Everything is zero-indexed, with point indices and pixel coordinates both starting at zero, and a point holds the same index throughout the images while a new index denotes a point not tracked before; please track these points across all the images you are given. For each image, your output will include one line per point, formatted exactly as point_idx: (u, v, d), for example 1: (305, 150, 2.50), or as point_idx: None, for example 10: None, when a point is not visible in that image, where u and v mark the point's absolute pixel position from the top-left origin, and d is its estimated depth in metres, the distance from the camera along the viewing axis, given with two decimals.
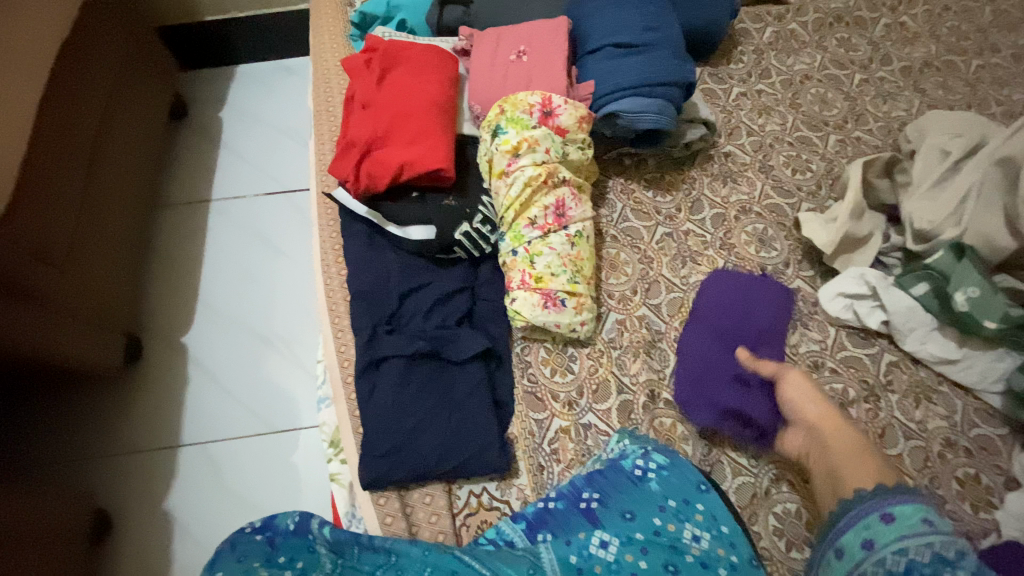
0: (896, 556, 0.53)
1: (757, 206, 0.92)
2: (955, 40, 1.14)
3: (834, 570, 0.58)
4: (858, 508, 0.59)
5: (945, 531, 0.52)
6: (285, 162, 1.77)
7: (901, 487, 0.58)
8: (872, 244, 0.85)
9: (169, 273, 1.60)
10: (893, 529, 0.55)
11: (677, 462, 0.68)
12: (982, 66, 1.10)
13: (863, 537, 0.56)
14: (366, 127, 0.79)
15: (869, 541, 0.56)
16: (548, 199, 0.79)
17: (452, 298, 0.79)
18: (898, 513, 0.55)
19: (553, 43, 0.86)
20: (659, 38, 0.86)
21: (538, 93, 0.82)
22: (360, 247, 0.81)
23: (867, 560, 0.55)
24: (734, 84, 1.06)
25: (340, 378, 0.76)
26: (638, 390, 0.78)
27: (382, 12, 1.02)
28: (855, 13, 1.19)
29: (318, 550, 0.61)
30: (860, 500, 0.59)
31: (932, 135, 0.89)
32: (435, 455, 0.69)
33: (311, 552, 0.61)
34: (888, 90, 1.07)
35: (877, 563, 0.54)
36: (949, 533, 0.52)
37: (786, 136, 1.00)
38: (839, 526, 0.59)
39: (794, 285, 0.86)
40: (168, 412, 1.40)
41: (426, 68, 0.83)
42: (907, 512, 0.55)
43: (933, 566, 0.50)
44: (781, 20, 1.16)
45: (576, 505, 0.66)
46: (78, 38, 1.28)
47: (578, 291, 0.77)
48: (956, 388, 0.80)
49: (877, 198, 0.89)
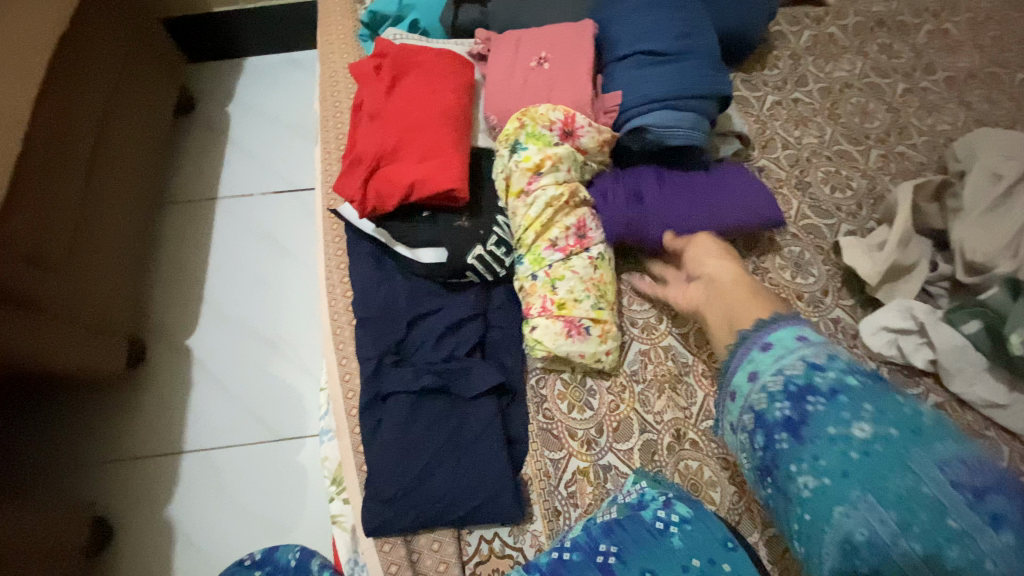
0: (774, 377, 0.52)
1: (792, 227, 0.86)
2: (1005, 49, 1.06)
3: (731, 412, 0.56)
4: (741, 347, 0.57)
5: (815, 343, 0.53)
6: (293, 160, 1.72)
7: (782, 313, 0.58)
8: (918, 273, 0.78)
9: (174, 274, 1.56)
10: (771, 354, 0.54)
11: (701, 515, 0.61)
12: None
13: (748, 372, 0.55)
14: (375, 141, 0.74)
15: (752, 373, 0.54)
16: (569, 220, 0.73)
17: (464, 326, 0.74)
18: (775, 339, 0.55)
19: (578, 50, 0.80)
20: (693, 45, 0.79)
21: (561, 109, 0.76)
22: (368, 268, 0.76)
23: (751, 393, 0.53)
24: (768, 92, 0.99)
25: (345, 409, 0.72)
26: (662, 429, 0.73)
27: (394, 12, 0.96)
28: (898, 17, 1.11)
29: None
30: (745, 335, 0.58)
31: (984, 155, 0.82)
32: (445, 499, 0.64)
33: None
34: (933, 101, 0.99)
35: (760, 390, 0.52)
36: (820, 343, 0.53)
37: (824, 150, 0.93)
38: (729, 370, 0.58)
39: (833, 315, 0.80)
40: (171, 418, 1.37)
41: (441, 76, 0.77)
42: (783, 336, 0.55)
43: (807, 376, 0.50)
44: (819, 22, 1.08)
45: (593, 559, 0.60)
46: (77, 31, 1.23)
47: (601, 320, 0.72)
48: (1003, 433, 0.73)
49: (925, 223, 0.82)
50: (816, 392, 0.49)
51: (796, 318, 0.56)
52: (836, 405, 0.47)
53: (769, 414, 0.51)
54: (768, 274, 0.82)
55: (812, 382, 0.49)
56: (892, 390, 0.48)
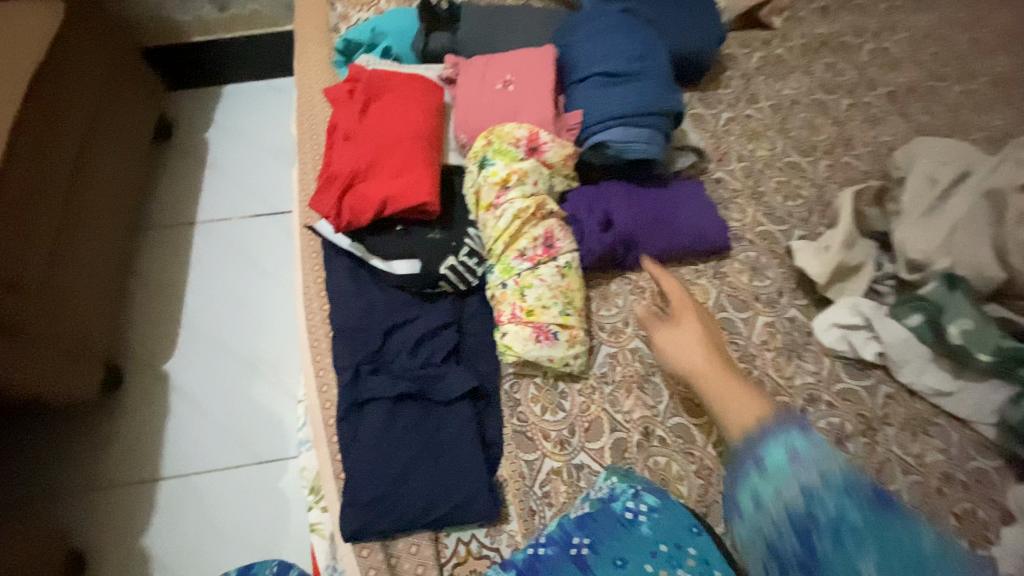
0: (779, 505, 0.49)
1: (748, 234, 0.91)
2: (938, 66, 1.15)
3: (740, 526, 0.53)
4: (741, 454, 0.54)
5: (815, 457, 0.50)
6: (272, 183, 1.74)
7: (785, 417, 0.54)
8: (864, 272, 0.83)
9: (153, 298, 1.56)
10: (771, 477, 0.51)
11: (668, 503, 0.65)
12: (966, 91, 1.11)
13: (752, 495, 0.51)
14: (349, 159, 0.77)
15: (756, 496, 0.51)
16: (537, 231, 0.77)
17: (438, 334, 0.76)
18: (768, 453, 0.52)
19: (541, 73, 0.86)
20: (647, 67, 0.85)
21: (526, 127, 0.81)
22: (343, 281, 0.78)
23: (759, 519, 0.50)
24: (723, 109, 1.06)
25: (323, 420, 0.73)
26: (631, 427, 0.76)
27: (367, 39, 1.00)
28: (841, 38, 1.19)
29: None
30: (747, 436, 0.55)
31: (921, 162, 0.88)
32: (421, 502, 0.66)
33: None
34: (875, 115, 1.07)
35: (768, 518, 0.50)
36: (819, 454, 0.50)
37: (776, 162, 0.99)
38: (732, 478, 0.54)
39: (788, 314, 0.84)
40: (148, 444, 1.35)
41: (412, 98, 0.82)
42: (775, 449, 0.52)
43: (811, 509, 0.48)
44: (768, 44, 1.16)
45: (566, 552, 0.62)
46: (53, 63, 1.26)
47: (570, 324, 0.75)
48: (953, 420, 0.78)
49: (868, 226, 0.88)
50: (820, 526, 0.47)
51: (794, 423, 0.53)
52: (842, 540, 0.46)
53: (781, 546, 0.48)
54: (726, 279, 0.87)
55: (816, 517, 0.47)
56: (893, 516, 0.47)
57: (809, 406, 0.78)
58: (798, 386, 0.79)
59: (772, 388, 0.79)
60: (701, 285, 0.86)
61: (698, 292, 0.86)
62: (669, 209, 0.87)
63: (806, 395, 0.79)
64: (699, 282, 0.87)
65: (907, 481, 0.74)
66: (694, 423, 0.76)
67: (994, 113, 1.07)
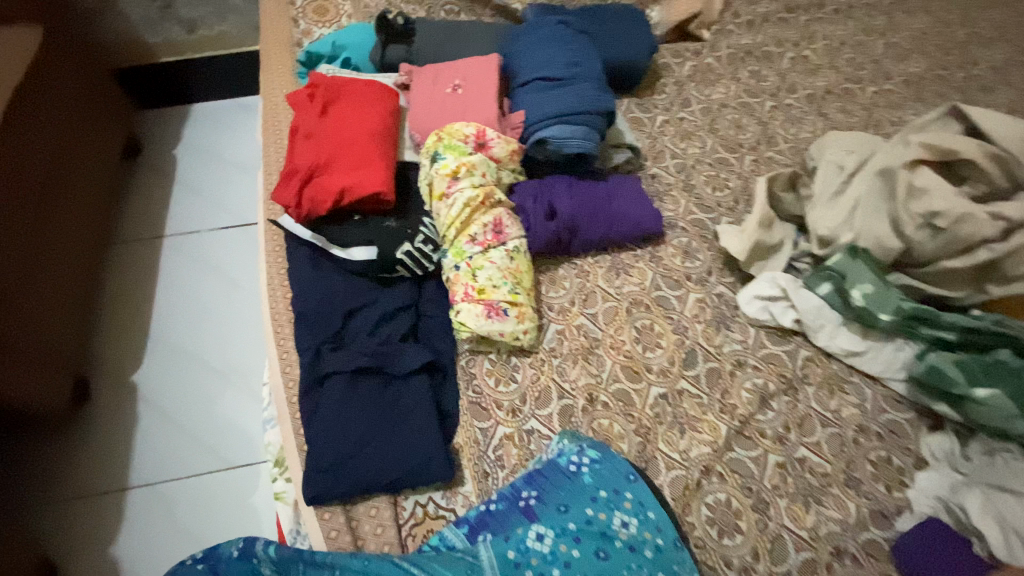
0: None
1: (682, 221, 1.01)
2: (853, 70, 1.27)
3: None
4: None
5: None
6: (242, 198, 1.78)
7: None
8: (783, 251, 0.93)
9: (121, 311, 1.57)
10: None
11: (609, 456, 0.69)
12: (876, 92, 1.24)
13: None
14: (309, 155, 0.84)
15: None
16: (486, 218, 0.84)
17: (396, 315, 0.82)
18: None
19: (486, 78, 0.94)
20: (582, 73, 0.95)
21: (474, 126, 0.88)
22: (304, 269, 0.84)
23: None
24: (658, 112, 1.16)
25: (285, 398, 0.78)
26: (577, 394, 0.82)
27: (328, 51, 1.07)
28: (765, 47, 1.31)
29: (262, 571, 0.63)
30: None
31: (830, 152, 0.98)
32: (380, 467, 0.71)
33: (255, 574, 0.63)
34: (795, 115, 1.19)
35: None
36: None
37: (706, 158, 1.10)
38: None
39: (717, 291, 0.93)
40: (115, 454, 1.35)
41: (368, 101, 0.89)
42: None
43: None
44: (699, 55, 1.28)
45: (515, 504, 0.65)
46: (30, 82, 1.29)
47: (519, 301, 0.82)
48: (867, 378, 0.86)
49: (786, 211, 0.97)
50: None
51: None
52: None
53: None
54: (662, 261, 0.95)
55: None
56: None
57: (737, 370, 0.86)
58: (726, 353, 0.87)
59: (703, 355, 0.87)
60: (639, 268, 0.95)
61: (636, 274, 0.94)
62: (607, 198, 0.95)
63: (734, 360, 0.87)
64: (638, 264, 0.95)
65: (826, 433, 0.81)
66: (634, 388, 0.83)
67: (901, 110, 1.20)
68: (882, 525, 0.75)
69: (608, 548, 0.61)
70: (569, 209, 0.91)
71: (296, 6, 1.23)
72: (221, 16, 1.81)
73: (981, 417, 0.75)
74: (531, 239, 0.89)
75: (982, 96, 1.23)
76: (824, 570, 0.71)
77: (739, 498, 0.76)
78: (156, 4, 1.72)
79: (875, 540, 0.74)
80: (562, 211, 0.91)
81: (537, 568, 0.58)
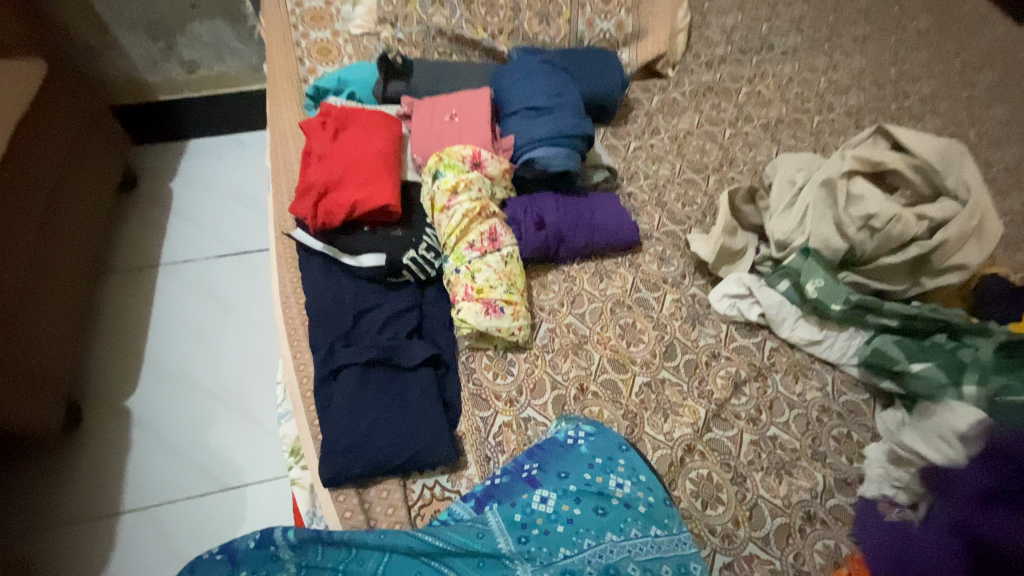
0: None
1: (656, 232, 1.12)
2: (801, 103, 1.44)
3: None
4: None
5: None
6: (238, 226, 1.81)
7: None
8: (746, 255, 1.05)
9: (114, 337, 1.58)
10: None
11: (602, 429, 0.78)
12: (821, 121, 1.40)
13: None
14: (323, 173, 0.93)
15: None
16: (482, 227, 0.93)
17: (402, 316, 0.90)
18: None
19: (479, 108, 1.06)
20: (564, 102, 1.07)
21: (470, 148, 0.99)
22: (317, 276, 0.91)
23: None
24: (631, 140, 1.30)
25: (300, 393, 0.84)
26: (569, 385, 0.90)
27: (334, 86, 1.19)
28: (723, 84, 1.47)
29: (281, 558, 0.63)
30: None
31: (783, 169, 1.12)
32: (391, 449, 0.77)
33: (274, 562, 0.62)
34: (752, 141, 1.34)
35: None
36: None
37: (675, 178, 1.23)
38: None
39: (690, 292, 1.03)
40: (108, 479, 1.34)
41: (375, 127, 0.99)
42: None
43: None
44: (665, 90, 1.44)
45: (519, 476, 0.73)
46: (32, 119, 1.36)
47: (513, 300, 0.90)
48: (825, 364, 0.96)
49: (747, 221, 1.10)
50: None
51: None
52: None
53: None
54: (640, 267, 1.06)
55: None
56: None
57: (711, 360, 0.95)
58: (702, 346, 0.97)
59: (681, 348, 0.96)
60: (620, 273, 1.05)
61: (618, 278, 1.04)
62: (589, 210, 1.06)
63: (708, 351, 0.96)
64: (619, 270, 1.05)
65: (793, 413, 0.90)
66: (620, 377, 0.92)
67: (843, 137, 1.37)
68: (846, 492, 0.83)
69: (605, 505, 0.70)
70: (555, 219, 1.02)
71: (300, 47, 1.35)
72: (220, 58, 1.86)
73: (917, 389, 0.86)
74: (522, 245, 0.99)
75: (913, 124, 1.40)
76: (797, 534, 0.79)
77: (719, 473, 0.84)
78: (158, 45, 1.76)
79: (840, 505, 0.82)
80: (549, 222, 1.01)
81: (542, 526, 0.67)
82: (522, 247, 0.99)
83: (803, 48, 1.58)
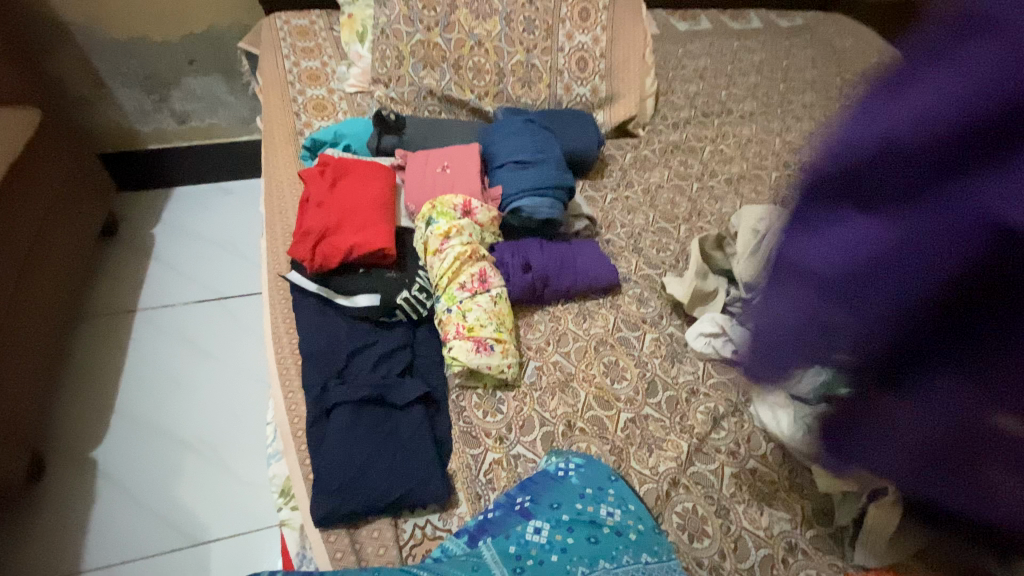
0: None
1: (635, 276, 1.19)
2: (759, 160, 1.59)
3: None
4: None
5: None
6: (222, 272, 1.80)
7: None
8: (718, 296, 1.11)
9: (85, 384, 1.52)
10: None
11: (591, 460, 0.81)
12: (778, 176, 1.54)
13: None
14: (320, 219, 0.98)
15: None
16: (473, 269, 0.98)
17: (394, 354, 0.92)
18: None
19: (469, 161, 1.14)
20: (547, 157, 1.17)
21: (461, 197, 1.06)
22: (312, 316, 0.94)
23: None
24: (608, 191, 1.40)
25: (291, 432, 0.85)
26: (556, 422, 0.93)
27: (330, 139, 1.26)
28: (689, 143, 1.61)
29: None
30: None
31: (747, 213, 1.19)
32: (383, 486, 0.77)
33: None
34: (717, 194, 1.46)
35: None
36: None
37: (649, 227, 1.32)
38: None
39: (668, 331, 1.10)
40: (69, 536, 1.27)
41: (371, 177, 1.06)
42: None
43: None
44: (637, 148, 1.56)
45: (512, 509, 0.74)
46: (26, 166, 1.40)
47: (502, 339, 0.94)
48: None
49: (717, 266, 1.18)
50: None
51: None
52: None
53: None
54: (621, 309, 1.12)
55: None
56: None
57: (691, 396, 1.00)
58: (681, 382, 1.02)
59: (662, 385, 1.01)
60: (602, 313, 1.10)
61: (600, 318, 1.09)
62: (573, 253, 1.12)
63: (687, 388, 1.01)
64: (601, 310, 1.11)
65: (770, 446, 0.94)
66: (605, 414, 0.95)
67: None
68: (824, 522, 0.87)
69: (598, 533, 0.71)
70: (540, 260, 1.08)
71: (297, 103, 1.43)
72: (213, 111, 1.90)
73: None
74: (511, 285, 1.04)
75: None
76: (780, 564, 0.81)
77: (703, 506, 0.86)
78: (151, 97, 1.79)
79: (819, 536, 0.85)
80: (535, 262, 1.07)
81: (537, 556, 0.67)
82: (511, 287, 1.04)
83: (759, 112, 1.75)
